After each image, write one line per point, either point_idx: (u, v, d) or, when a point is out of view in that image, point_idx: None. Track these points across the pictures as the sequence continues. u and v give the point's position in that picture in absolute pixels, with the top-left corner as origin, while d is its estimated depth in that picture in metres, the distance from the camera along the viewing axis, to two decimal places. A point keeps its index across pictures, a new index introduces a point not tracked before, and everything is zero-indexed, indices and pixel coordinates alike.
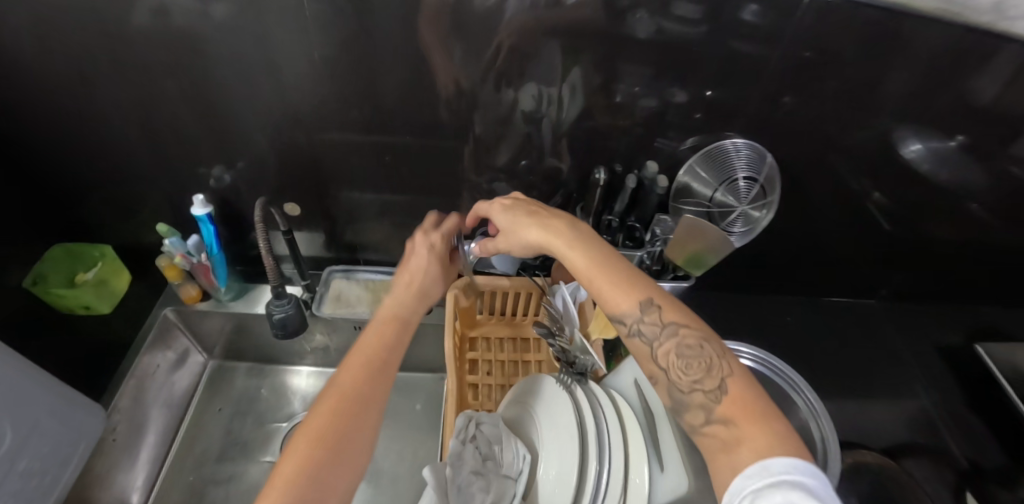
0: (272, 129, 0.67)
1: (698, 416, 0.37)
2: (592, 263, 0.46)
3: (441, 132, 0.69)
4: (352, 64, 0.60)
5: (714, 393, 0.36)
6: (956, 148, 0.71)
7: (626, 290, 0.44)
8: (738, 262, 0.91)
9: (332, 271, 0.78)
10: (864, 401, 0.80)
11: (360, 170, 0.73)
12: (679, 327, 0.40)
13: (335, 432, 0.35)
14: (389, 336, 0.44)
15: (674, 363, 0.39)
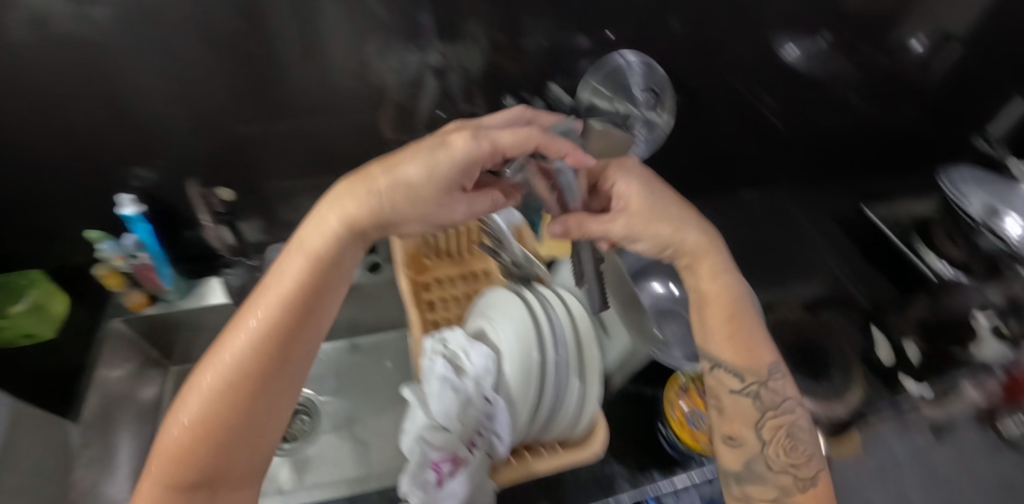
0: (194, 126, 0.68)
1: (767, 492, 0.51)
2: (733, 317, 0.55)
3: (358, 99, 0.70)
4: (260, 44, 0.60)
5: (805, 485, 0.51)
6: (830, 46, 0.82)
7: (757, 355, 0.54)
8: (660, 178, 0.97)
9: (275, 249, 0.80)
10: (777, 274, 0.93)
11: (286, 151, 0.74)
12: (795, 411, 0.55)
13: (219, 426, 0.40)
14: (310, 282, 0.44)
15: (776, 438, 0.53)
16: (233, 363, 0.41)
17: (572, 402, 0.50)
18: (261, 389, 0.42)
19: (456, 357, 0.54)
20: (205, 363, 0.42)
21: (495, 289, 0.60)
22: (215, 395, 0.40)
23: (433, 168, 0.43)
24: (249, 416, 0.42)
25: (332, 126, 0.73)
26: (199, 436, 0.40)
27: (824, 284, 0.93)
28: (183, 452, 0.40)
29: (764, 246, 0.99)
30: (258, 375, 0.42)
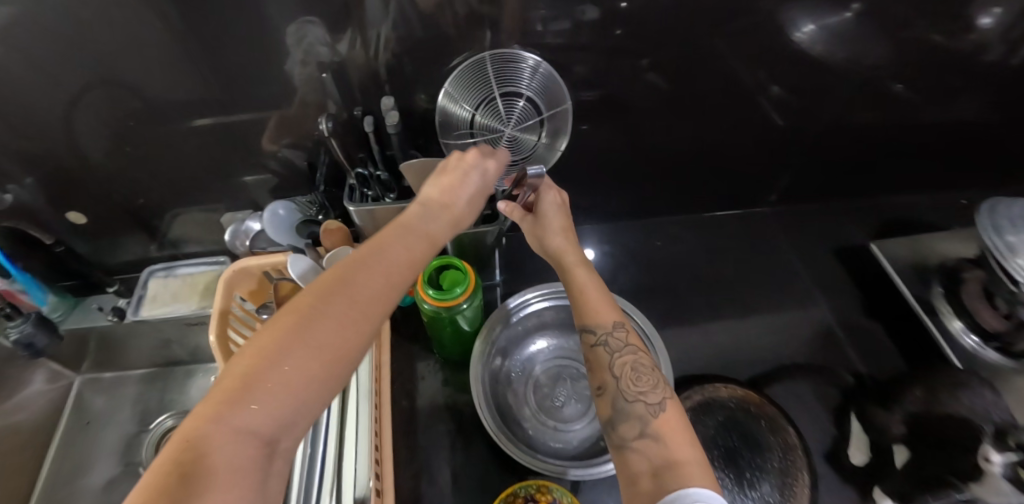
0: (43, 139, 0.60)
1: (635, 427, 0.44)
2: (583, 285, 0.53)
3: (214, 104, 0.59)
4: (84, 40, 0.51)
5: (654, 408, 0.45)
6: (854, 19, 0.60)
7: (601, 308, 0.51)
8: (606, 192, 0.80)
9: (150, 271, 0.74)
10: (748, 325, 0.73)
11: (156, 164, 0.66)
12: (638, 351, 0.49)
13: (276, 395, 0.30)
14: (363, 264, 0.36)
15: (628, 375, 0.48)
16: (322, 313, 0.33)
17: None
18: (293, 347, 0.31)
19: None
20: (309, 291, 0.34)
21: None
22: (283, 336, 0.31)
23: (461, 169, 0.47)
24: (288, 387, 0.30)
25: (195, 136, 0.63)
26: (263, 396, 0.30)
27: (808, 343, 0.72)
28: (213, 408, 0.29)
29: (736, 284, 0.78)
30: (336, 340, 0.33)
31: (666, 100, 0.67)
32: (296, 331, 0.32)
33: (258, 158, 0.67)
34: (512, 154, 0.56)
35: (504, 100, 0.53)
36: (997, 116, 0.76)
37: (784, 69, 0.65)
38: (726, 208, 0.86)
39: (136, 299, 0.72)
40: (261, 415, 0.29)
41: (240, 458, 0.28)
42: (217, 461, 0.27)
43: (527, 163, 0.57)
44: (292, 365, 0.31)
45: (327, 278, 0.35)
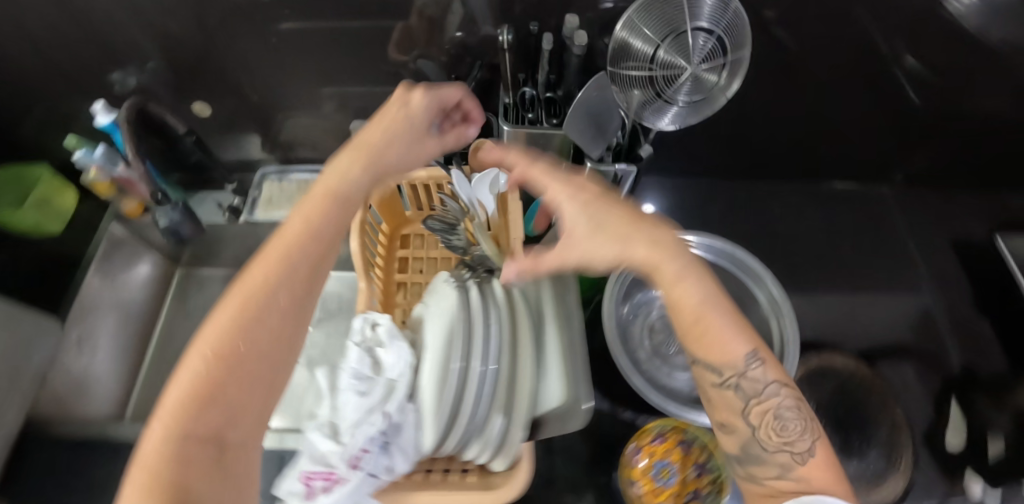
0: (177, 24, 0.60)
1: (775, 470, 0.36)
2: (699, 308, 0.38)
3: (347, 9, 0.57)
4: None
5: (804, 455, 0.36)
6: None
7: (721, 342, 0.37)
8: (726, 150, 0.78)
9: (265, 173, 0.76)
10: (852, 301, 0.74)
11: (276, 65, 0.66)
12: (781, 388, 0.38)
13: (255, 351, 0.31)
14: (311, 231, 0.36)
15: (768, 421, 0.37)
16: (281, 277, 0.33)
17: (489, 439, 0.43)
18: (217, 323, 0.30)
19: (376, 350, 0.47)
20: (265, 257, 0.34)
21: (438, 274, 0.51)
22: (248, 304, 0.31)
23: (404, 124, 0.45)
24: (253, 356, 0.31)
25: (327, 35, 0.61)
26: (229, 354, 0.30)
27: (911, 327, 0.72)
28: (199, 381, 0.28)
29: (837, 258, 0.78)
30: (293, 290, 0.33)
31: (814, 60, 0.63)
32: (245, 297, 0.31)
33: (385, 69, 0.66)
34: (691, 93, 0.52)
35: (698, 35, 0.49)
36: None
37: (942, 43, 0.60)
38: (840, 183, 0.84)
39: (252, 201, 0.74)
40: (228, 392, 0.29)
41: (234, 405, 0.29)
42: (189, 423, 0.27)
43: (702, 105, 0.53)
44: (264, 323, 0.31)
45: (291, 242, 0.35)
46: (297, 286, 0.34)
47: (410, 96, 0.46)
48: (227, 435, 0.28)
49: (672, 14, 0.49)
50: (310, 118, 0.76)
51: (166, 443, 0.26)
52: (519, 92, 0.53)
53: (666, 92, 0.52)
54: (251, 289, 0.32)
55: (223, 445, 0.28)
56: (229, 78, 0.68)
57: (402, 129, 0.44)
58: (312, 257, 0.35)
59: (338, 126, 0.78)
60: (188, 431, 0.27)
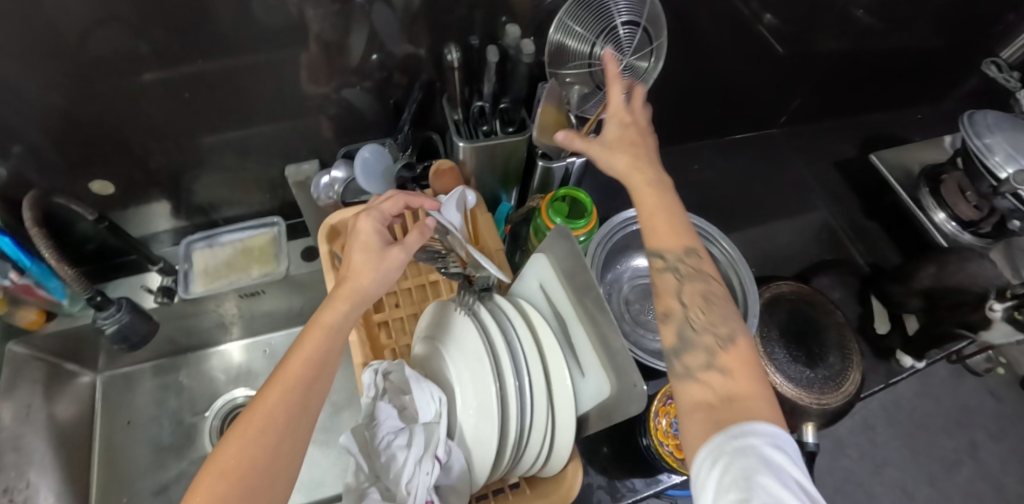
0: (62, 91, 0.52)
1: (701, 357, 0.39)
2: (659, 190, 0.44)
3: (254, 48, 0.54)
4: None
5: (724, 341, 0.39)
6: None
7: (678, 228, 0.43)
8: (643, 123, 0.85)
9: (190, 242, 0.68)
10: (771, 230, 0.86)
11: (178, 120, 0.60)
12: (710, 279, 0.42)
13: (252, 470, 0.34)
14: (311, 355, 0.40)
15: (697, 305, 0.41)
16: (281, 405, 0.37)
17: (539, 449, 0.44)
18: (230, 450, 0.34)
19: (401, 397, 0.47)
20: (271, 388, 0.38)
21: (437, 304, 0.50)
22: (250, 429, 0.35)
23: (367, 254, 0.46)
24: (251, 470, 0.34)
25: (245, 76, 0.57)
26: (233, 476, 0.33)
27: (818, 241, 0.85)
28: (209, 500, 0.32)
29: (751, 197, 0.90)
30: (290, 417, 0.37)
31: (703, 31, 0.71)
32: (246, 423, 0.36)
33: (305, 102, 0.63)
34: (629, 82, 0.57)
35: (626, 28, 0.54)
36: (945, 35, 0.90)
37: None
38: (740, 132, 0.95)
39: (184, 274, 0.66)
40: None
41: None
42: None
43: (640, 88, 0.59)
44: (262, 444, 0.35)
45: (295, 372, 0.39)
46: (293, 411, 0.37)
47: (360, 229, 0.46)
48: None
49: (600, 12, 0.53)
50: (233, 169, 0.70)
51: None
52: (472, 108, 0.54)
53: (607, 85, 0.57)
54: (255, 413, 0.36)
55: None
56: (132, 142, 0.61)
57: (368, 258, 0.45)
58: (308, 385, 0.39)
59: (266, 172, 0.73)
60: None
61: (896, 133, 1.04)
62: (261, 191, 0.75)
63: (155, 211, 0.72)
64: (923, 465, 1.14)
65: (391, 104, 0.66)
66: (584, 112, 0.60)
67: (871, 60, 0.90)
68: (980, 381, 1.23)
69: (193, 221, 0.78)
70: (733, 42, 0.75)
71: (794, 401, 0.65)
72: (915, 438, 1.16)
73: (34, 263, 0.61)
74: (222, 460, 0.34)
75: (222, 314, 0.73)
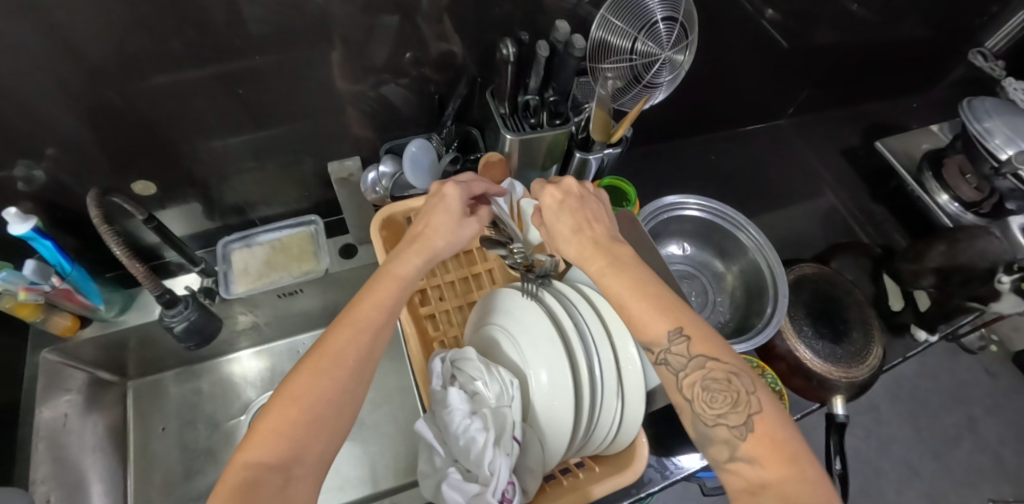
0: (100, 90, 0.52)
1: (722, 451, 0.35)
2: (632, 286, 0.42)
3: (293, 47, 0.55)
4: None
5: (741, 430, 0.34)
6: None
7: (659, 312, 0.40)
8: (661, 118, 0.88)
9: (226, 243, 0.68)
10: (780, 218, 0.91)
11: (213, 120, 0.60)
12: (709, 359, 0.38)
13: (321, 402, 0.37)
14: (384, 302, 0.43)
15: (699, 396, 0.37)
16: (352, 343, 0.40)
17: (610, 425, 0.46)
18: (302, 380, 0.37)
19: (472, 383, 0.49)
20: (342, 328, 0.41)
21: (501, 292, 0.53)
22: (324, 361, 0.38)
23: (448, 217, 0.49)
24: (321, 400, 0.37)
25: (283, 75, 0.58)
26: (303, 401, 0.36)
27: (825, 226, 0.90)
28: (281, 420, 0.35)
29: (763, 187, 0.94)
30: (358, 358, 0.40)
31: (718, 27, 0.74)
32: (319, 356, 0.39)
33: (341, 102, 0.64)
34: (668, 74, 0.60)
35: (665, 24, 0.56)
36: (937, 30, 0.95)
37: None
38: (748, 125, 1.00)
39: (224, 274, 0.66)
40: (297, 435, 0.35)
41: (302, 442, 0.35)
42: (268, 454, 0.34)
43: (676, 80, 0.61)
44: (330, 378, 0.38)
45: (367, 315, 0.42)
46: (362, 353, 0.40)
47: (448, 193, 0.49)
48: (296, 466, 0.34)
49: (638, 9, 0.55)
50: (266, 169, 0.71)
51: (246, 467, 0.33)
52: (520, 101, 0.57)
53: (647, 79, 0.60)
54: (328, 348, 0.39)
55: (289, 476, 0.34)
56: (167, 142, 0.61)
57: (450, 222, 0.48)
58: (377, 330, 0.42)
59: (299, 172, 0.73)
60: (261, 460, 0.34)
61: (892, 123, 1.10)
62: (293, 191, 0.75)
63: (189, 212, 0.72)
64: (925, 440, 1.20)
65: (436, 99, 0.68)
66: (622, 105, 0.63)
67: (867, 53, 0.94)
68: (974, 359, 1.29)
69: (228, 222, 0.78)
70: (742, 37, 0.78)
71: (823, 375, 0.68)
72: (917, 415, 1.22)
73: (74, 269, 0.61)
74: (294, 386, 0.37)
75: (256, 315, 0.73)
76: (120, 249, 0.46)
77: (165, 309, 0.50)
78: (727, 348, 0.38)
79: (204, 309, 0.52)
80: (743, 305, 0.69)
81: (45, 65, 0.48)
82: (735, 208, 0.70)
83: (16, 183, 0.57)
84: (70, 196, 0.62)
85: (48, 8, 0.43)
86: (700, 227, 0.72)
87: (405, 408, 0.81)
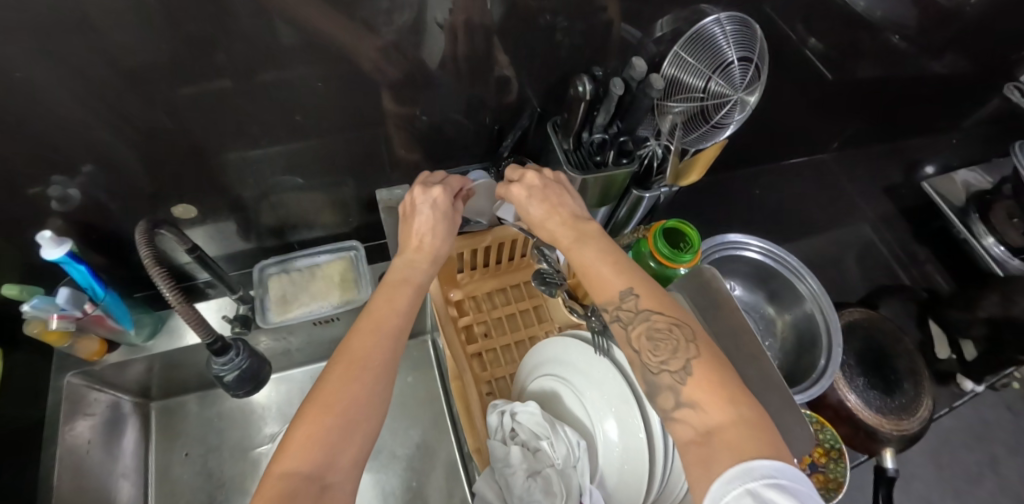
0: (140, 105, 0.49)
1: (669, 398, 0.35)
2: (596, 254, 0.42)
3: (348, 71, 0.52)
4: (184, 10, 0.41)
5: (681, 375, 0.35)
6: None
7: (608, 278, 0.41)
8: None
9: (263, 267, 0.65)
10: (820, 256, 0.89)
11: (256, 140, 0.58)
12: (652, 312, 0.38)
13: (353, 406, 0.35)
14: (399, 305, 0.43)
15: (645, 347, 0.37)
16: (376, 346, 0.39)
17: (680, 491, 0.44)
18: (327, 386, 0.36)
19: (534, 441, 0.46)
20: (363, 334, 0.40)
21: (567, 340, 0.51)
22: (349, 366, 0.37)
23: (439, 221, 0.50)
24: (350, 405, 0.35)
25: (333, 97, 0.56)
26: (332, 407, 0.35)
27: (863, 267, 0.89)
28: (311, 427, 0.34)
29: (802, 222, 0.93)
30: (383, 361, 0.38)
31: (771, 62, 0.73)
32: (348, 360, 0.38)
33: (389, 125, 0.62)
34: (738, 115, 0.57)
35: (740, 64, 0.54)
36: (982, 67, 0.93)
37: (845, 32, 0.73)
38: (789, 159, 0.98)
39: (261, 301, 0.63)
40: (325, 444, 0.33)
41: (336, 447, 0.33)
42: (304, 462, 0.32)
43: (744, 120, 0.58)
44: (360, 381, 0.37)
45: (384, 320, 0.41)
46: (387, 357, 0.39)
47: (437, 195, 0.50)
48: (329, 476, 0.32)
49: (712, 49, 0.54)
50: (307, 191, 0.68)
51: (283, 477, 0.32)
52: (588, 138, 0.55)
53: (715, 119, 0.57)
54: (352, 353, 0.38)
55: (326, 485, 0.32)
56: (207, 160, 0.58)
57: (443, 226, 0.50)
58: (398, 334, 0.41)
59: (340, 195, 0.71)
60: (296, 470, 0.32)
61: (930, 159, 1.08)
62: (331, 213, 0.73)
63: (225, 233, 0.70)
64: (949, 480, 1.18)
65: (495, 130, 0.67)
66: (687, 144, 0.59)
67: (909, 88, 0.92)
68: (999, 396, 1.28)
69: (264, 243, 0.76)
70: (792, 72, 0.77)
71: (875, 427, 0.66)
72: (941, 454, 1.20)
73: (106, 294, 0.58)
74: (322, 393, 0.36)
75: (287, 342, 0.70)
76: (169, 288, 0.43)
77: (216, 356, 0.47)
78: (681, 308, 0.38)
79: (255, 355, 0.50)
80: (795, 355, 0.66)
81: (89, 77, 0.45)
82: (791, 252, 0.69)
83: (51, 202, 0.55)
84: (105, 215, 0.60)
85: (98, 25, 0.41)
86: (757, 270, 0.70)
87: (436, 440, 0.78)
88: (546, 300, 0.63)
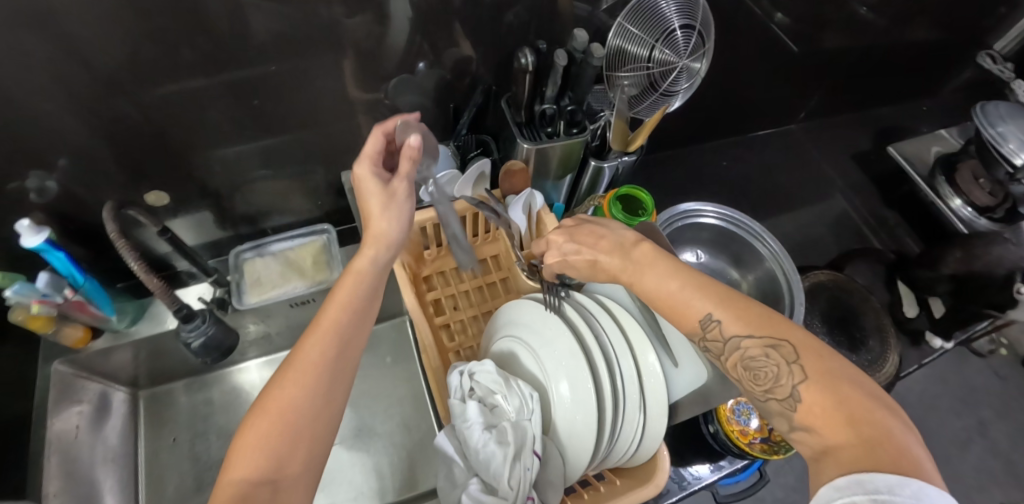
0: (110, 99, 0.51)
1: (783, 420, 0.34)
2: (658, 285, 0.40)
3: (308, 59, 0.54)
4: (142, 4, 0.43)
5: (790, 401, 0.33)
6: None
7: (686, 303, 0.38)
8: (674, 125, 0.89)
9: (239, 252, 0.68)
10: (787, 224, 0.92)
11: (226, 132, 0.60)
12: (743, 339, 0.36)
13: (298, 415, 0.35)
14: (353, 300, 0.40)
15: (746, 375, 0.36)
16: (320, 348, 0.37)
17: (631, 438, 0.46)
18: (273, 394, 0.35)
19: (490, 396, 0.48)
20: (309, 337, 0.38)
21: (527, 304, 0.52)
22: (295, 372, 0.36)
23: (379, 202, 0.43)
24: (296, 413, 0.35)
25: (296, 86, 0.57)
26: (277, 415, 0.34)
27: (831, 234, 0.92)
28: (260, 433, 0.34)
29: (771, 192, 0.95)
30: (326, 361, 0.37)
31: (732, 35, 0.74)
32: (289, 366, 0.36)
33: (354, 112, 0.64)
34: (685, 83, 0.59)
35: (683, 31, 0.55)
36: (949, 34, 0.94)
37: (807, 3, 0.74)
38: (757, 131, 1.00)
39: (237, 285, 0.66)
40: (269, 455, 0.33)
41: (283, 455, 0.34)
42: (252, 469, 0.33)
43: (694, 86, 0.60)
44: (305, 387, 0.36)
45: (331, 317, 0.39)
46: (331, 358, 0.37)
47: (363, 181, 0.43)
48: (279, 480, 0.33)
49: (654, 17, 0.55)
50: (279, 180, 0.71)
51: (234, 484, 0.32)
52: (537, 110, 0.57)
53: (663, 87, 0.59)
54: (297, 360, 0.37)
55: (276, 489, 0.33)
56: (180, 152, 0.60)
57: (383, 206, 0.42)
58: (346, 332, 0.39)
59: (312, 182, 0.73)
60: (247, 476, 0.33)
61: (903, 128, 1.10)
62: (305, 200, 0.75)
63: (201, 222, 0.73)
64: (936, 443, 1.19)
65: (451, 108, 0.69)
66: (639, 113, 0.62)
67: (879, 58, 0.93)
68: (985, 362, 1.29)
69: (241, 231, 0.78)
70: (754, 45, 0.78)
71: None
72: (928, 420, 1.21)
73: (86, 280, 0.61)
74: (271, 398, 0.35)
75: (266, 326, 0.73)
76: (135, 260, 0.46)
77: (183, 324, 0.52)
78: (784, 324, 0.35)
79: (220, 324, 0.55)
80: None
81: (58, 74, 0.47)
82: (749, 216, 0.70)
83: (30, 196, 0.57)
84: (84, 208, 0.62)
85: (60, 21, 0.43)
86: (717, 234, 0.71)
87: (417, 417, 0.80)
88: (512, 272, 0.65)
